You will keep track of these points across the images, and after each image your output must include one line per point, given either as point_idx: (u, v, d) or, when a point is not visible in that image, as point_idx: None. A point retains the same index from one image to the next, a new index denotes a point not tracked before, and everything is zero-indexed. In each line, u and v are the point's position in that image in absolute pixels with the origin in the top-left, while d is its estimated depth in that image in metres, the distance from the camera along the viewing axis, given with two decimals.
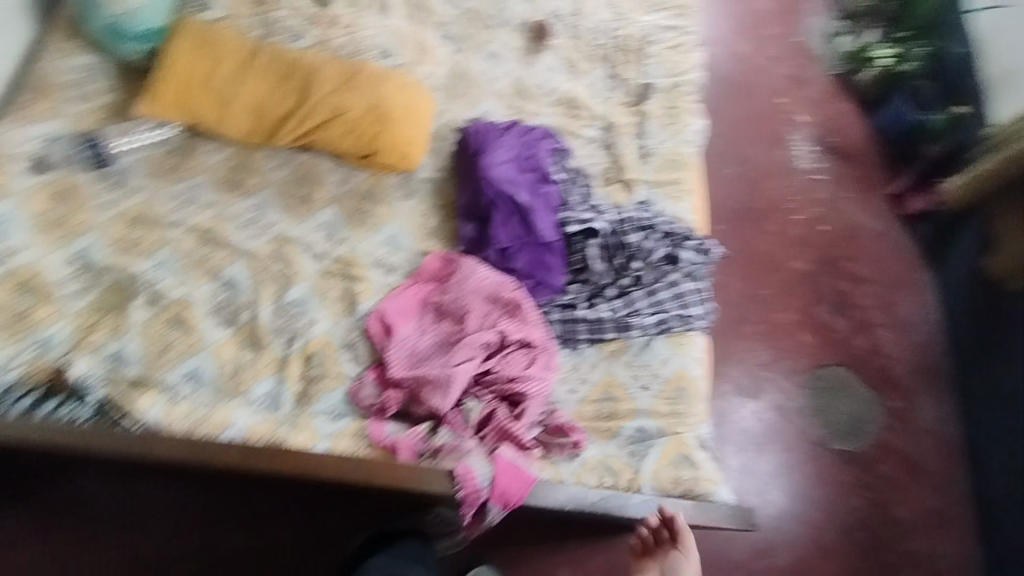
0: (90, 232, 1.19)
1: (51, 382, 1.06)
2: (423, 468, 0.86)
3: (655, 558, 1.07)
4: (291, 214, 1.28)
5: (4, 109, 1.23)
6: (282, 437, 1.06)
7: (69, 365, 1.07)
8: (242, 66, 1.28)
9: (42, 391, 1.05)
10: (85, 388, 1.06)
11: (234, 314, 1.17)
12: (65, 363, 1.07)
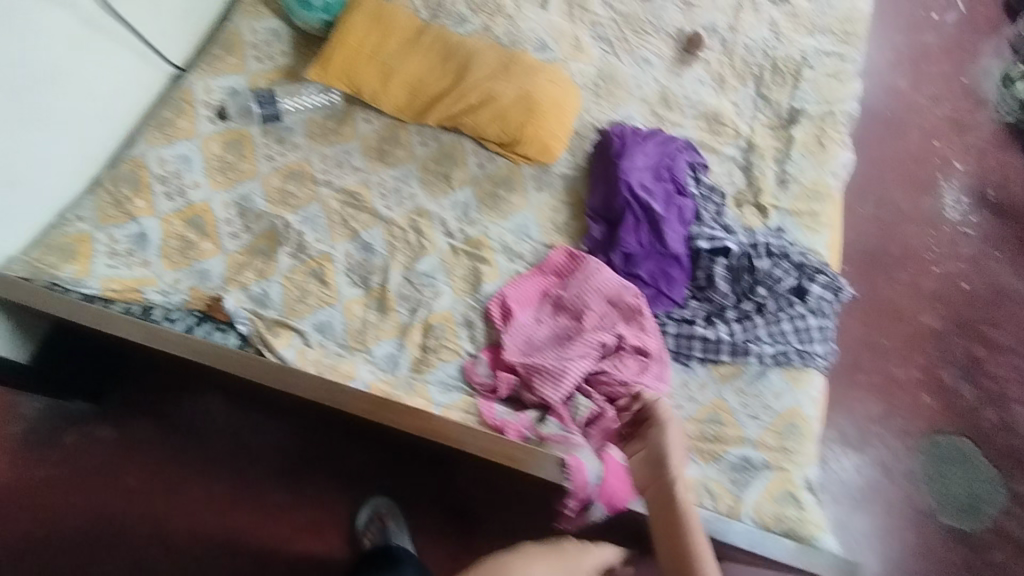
0: (252, 180, 1.29)
1: (206, 309, 1.15)
2: (538, 451, 0.88)
3: (640, 440, 0.92)
4: (430, 190, 1.34)
5: (198, 58, 1.35)
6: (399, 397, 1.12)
7: (224, 296, 1.16)
8: (408, 43, 1.33)
9: (198, 315, 1.14)
10: (234, 321, 1.14)
11: (366, 276, 1.24)
12: (220, 295, 1.16)
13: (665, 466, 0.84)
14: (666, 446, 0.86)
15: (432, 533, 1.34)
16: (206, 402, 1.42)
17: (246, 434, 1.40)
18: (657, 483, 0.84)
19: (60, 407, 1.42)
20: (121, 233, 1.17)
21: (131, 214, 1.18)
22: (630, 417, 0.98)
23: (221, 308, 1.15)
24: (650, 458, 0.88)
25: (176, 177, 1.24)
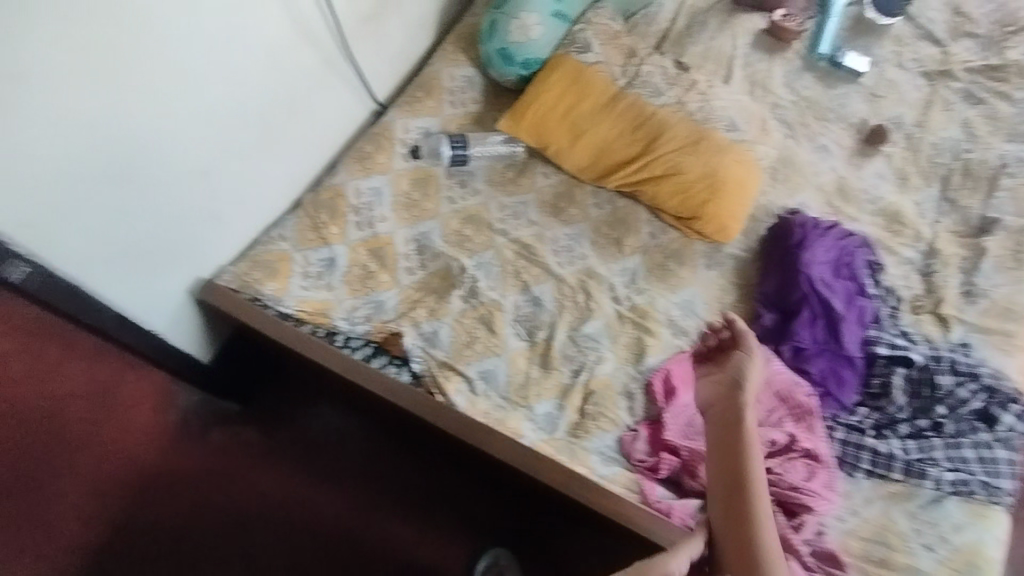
0: (433, 219, 1.33)
1: (382, 341, 1.16)
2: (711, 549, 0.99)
3: (717, 365, 0.99)
4: (601, 253, 1.34)
5: (398, 97, 1.41)
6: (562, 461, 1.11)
7: (403, 333, 1.18)
8: (602, 107, 1.36)
9: (375, 346, 1.15)
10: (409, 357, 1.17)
11: (532, 330, 1.25)
12: (398, 330, 1.18)
13: (742, 391, 0.92)
14: (745, 375, 0.93)
15: None
16: (328, 412, 1.48)
17: (370, 448, 1.45)
18: (731, 401, 0.91)
19: (213, 403, 1.50)
20: (314, 256, 1.21)
21: (325, 239, 1.22)
22: (716, 340, 1.03)
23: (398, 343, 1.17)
24: (726, 383, 0.94)
25: (368, 209, 1.27)
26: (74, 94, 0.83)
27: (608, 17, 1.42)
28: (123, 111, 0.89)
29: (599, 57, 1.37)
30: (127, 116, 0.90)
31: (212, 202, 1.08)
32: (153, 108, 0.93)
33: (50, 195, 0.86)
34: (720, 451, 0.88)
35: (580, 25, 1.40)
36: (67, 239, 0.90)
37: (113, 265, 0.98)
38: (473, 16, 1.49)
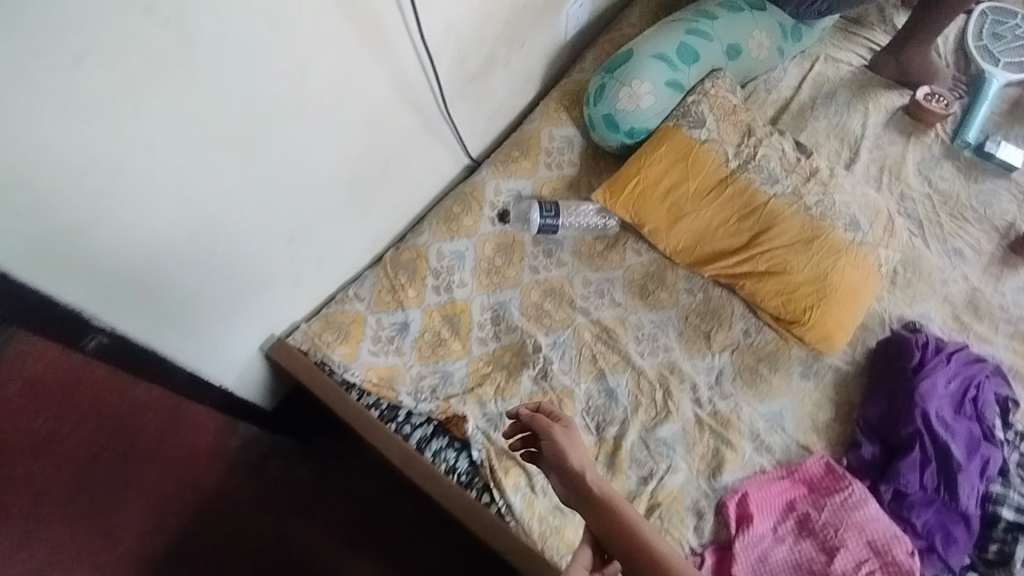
0: (513, 288, 1.28)
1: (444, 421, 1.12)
2: None
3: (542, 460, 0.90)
4: (688, 346, 1.25)
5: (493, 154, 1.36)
6: None
7: (467, 413, 1.13)
8: (707, 190, 1.25)
9: (436, 427, 1.11)
10: (468, 442, 1.10)
11: (602, 424, 1.18)
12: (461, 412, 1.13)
13: (570, 460, 0.86)
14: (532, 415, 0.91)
15: None
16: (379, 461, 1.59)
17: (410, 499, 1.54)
18: (569, 477, 0.85)
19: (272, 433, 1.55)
20: (388, 319, 1.17)
21: (400, 302, 1.19)
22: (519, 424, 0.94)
23: (461, 426, 1.12)
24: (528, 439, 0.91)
25: (448, 273, 1.23)
26: (176, 177, 0.79)
27: (726, 88, 1.31)
28: (222, 189, 0.86)
29: (712, 134, 1.27)
30: (222, 189, 0.86)
31: (291, 264, 1.06)
32: (250, 181, 0.89)
33: (142, 270, 0.83)
34: (600, 528, 0.81)
35: (695, 95, 1.29)
36: (152, 309, 0.88)
37: (194, 330, 0.97)
38: (580, 73, 1.43)
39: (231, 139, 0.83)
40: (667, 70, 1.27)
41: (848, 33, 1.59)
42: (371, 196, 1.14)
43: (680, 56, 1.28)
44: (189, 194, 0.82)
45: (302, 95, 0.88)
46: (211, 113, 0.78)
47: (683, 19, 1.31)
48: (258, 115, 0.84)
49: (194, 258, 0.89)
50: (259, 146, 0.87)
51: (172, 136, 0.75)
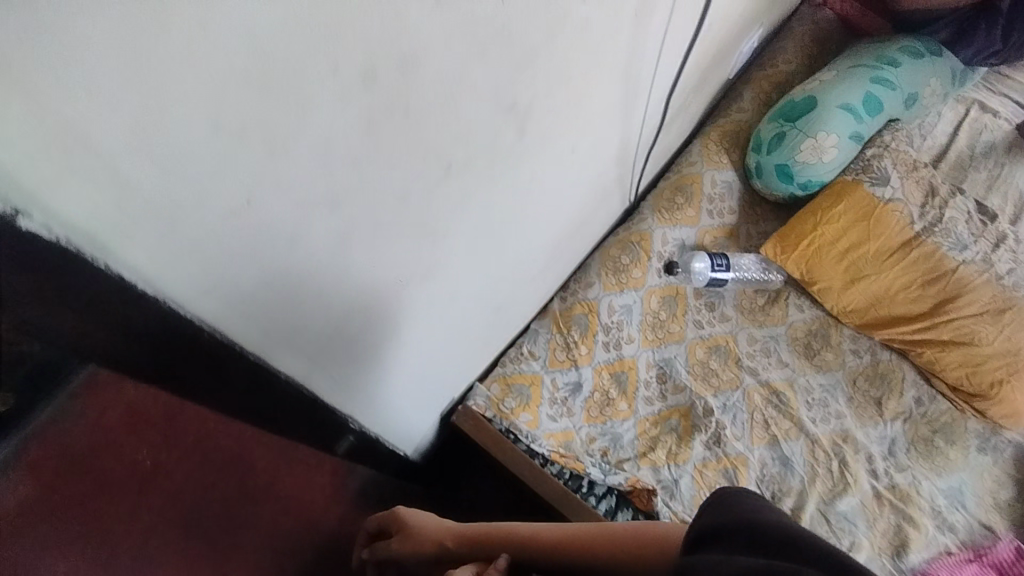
0: (677, 344, 1.22)
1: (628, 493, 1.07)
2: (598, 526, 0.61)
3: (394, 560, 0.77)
4: (859, 413, 1.20)
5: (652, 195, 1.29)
6: None
7: (651, 486, 1.07)
8: (889, 252, 1.19)
9: (620, 498, 1.06)
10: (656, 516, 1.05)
11: (778, 494, 1.12)
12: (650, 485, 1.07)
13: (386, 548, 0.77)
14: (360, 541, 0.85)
15: None
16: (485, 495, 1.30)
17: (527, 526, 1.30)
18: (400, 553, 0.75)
19: None
20: (562, 379, 1.10)
21: (574, 361, 1.12)
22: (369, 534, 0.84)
23: (649, 501, 1.06)
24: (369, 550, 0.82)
25: (618, 328, 1.17)
26: (475, 265, 0.68)
27: (904, 141, 1.25)
28: (497, 265, 0.75)
29: (896, 193, 1.20)
30: (493, 273, 0.76)
31: (498, 324, 0.97)
32: (511, 259, 0.79)
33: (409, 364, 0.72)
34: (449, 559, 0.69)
35: (876, 149, 1.22)
36: (399, 396, 0.77)
37: (418, 406, 0.86)
38: (739, 112, 1.35)
39: (524, 215, 0.72)
40: (853, 122, 1.19)
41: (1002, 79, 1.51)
42: (568, 246, 1.04)
43: (866, 106, 1.20)
44: (471, 281, 0.71)
45: (581, 165, 0.79)
46: (523, 196, 0.67)
47: (866, 66, 1.23)
48: (548, 189, 0.73)
49: (442, 348, 0.78)
50: (526, 230, 0.76)
51: (487, 232, 0.65)
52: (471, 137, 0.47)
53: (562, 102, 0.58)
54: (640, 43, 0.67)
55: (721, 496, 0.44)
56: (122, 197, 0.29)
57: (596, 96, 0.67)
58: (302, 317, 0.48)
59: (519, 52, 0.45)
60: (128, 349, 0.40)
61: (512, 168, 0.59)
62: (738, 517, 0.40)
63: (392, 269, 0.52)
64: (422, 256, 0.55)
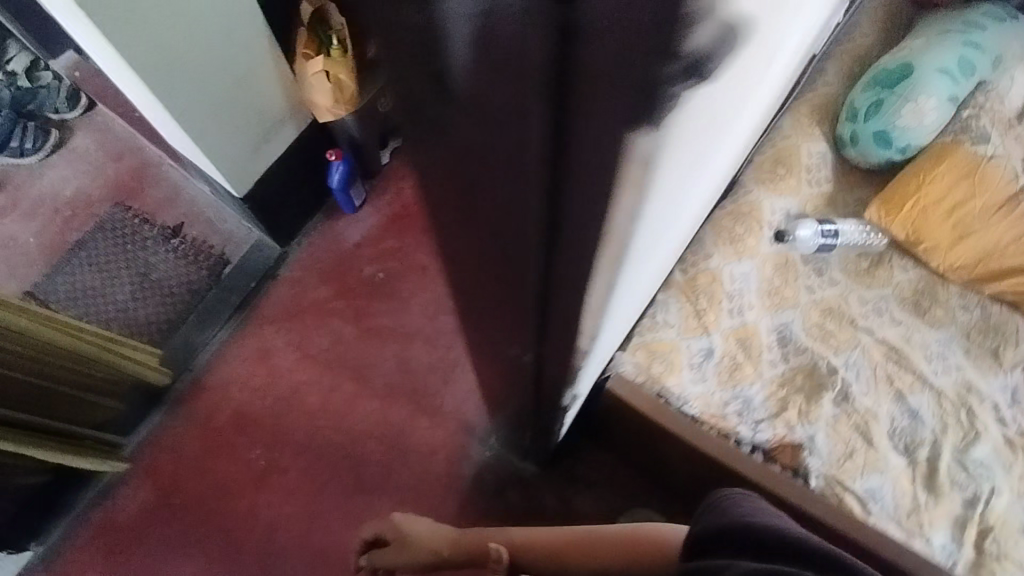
0: (793, 309, 1.25)
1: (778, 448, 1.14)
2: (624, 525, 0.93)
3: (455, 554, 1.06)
4: (978, 364, 1.23)
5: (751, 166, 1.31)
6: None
7: (800, 441, 1.13)
8: (997, 206, 1.25)
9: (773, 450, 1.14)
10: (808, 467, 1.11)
11: (911, 445, 1.16)
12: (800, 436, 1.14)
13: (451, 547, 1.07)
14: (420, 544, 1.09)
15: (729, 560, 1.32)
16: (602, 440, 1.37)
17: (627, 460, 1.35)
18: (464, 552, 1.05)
19: (507, 462, 1.46)
20: (696, 346, 1.14)
21: (704, 327, 1.15)
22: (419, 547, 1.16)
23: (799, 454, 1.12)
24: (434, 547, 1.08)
25: (739, 296, 1.21)
26: (678, 225, 0.73)
27: (997, 102, 1.30)
28: (682, 228, 0.80)
29: (997, 150, 1.26)
30: (678, 235, 0.81)
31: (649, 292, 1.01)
32: (688, 222, 0.83)
33: (616, 324, 0.76)
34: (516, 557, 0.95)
35: (970, 110, 1.28)
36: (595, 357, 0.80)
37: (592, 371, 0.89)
38: (825, 85, 1.39)
39: (714, 180, 0.77)
40: (949, 84, 1.25)
41: None
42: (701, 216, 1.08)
43: (960, 68, 1.26)
44: (670, 240, 0.75)
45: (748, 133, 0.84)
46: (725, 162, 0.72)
47: (955, 32, 1.28)
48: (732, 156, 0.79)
49: (629, 308, 0.82)
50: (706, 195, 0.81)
51: (700, 193, 0.70)
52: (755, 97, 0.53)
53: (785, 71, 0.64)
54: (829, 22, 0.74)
55: (719, 510, 0.64)
56: (700, 120, 0.30)
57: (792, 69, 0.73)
58: (641, 263, 0.52)
59: (812, 15, 0.50)
60: (561, 288, 0.40)
61: (739, 131, 0.64)
62: (732, 525, 0.59)
63: (671, 221, 0.56)
64: (683, 208, 0.59)
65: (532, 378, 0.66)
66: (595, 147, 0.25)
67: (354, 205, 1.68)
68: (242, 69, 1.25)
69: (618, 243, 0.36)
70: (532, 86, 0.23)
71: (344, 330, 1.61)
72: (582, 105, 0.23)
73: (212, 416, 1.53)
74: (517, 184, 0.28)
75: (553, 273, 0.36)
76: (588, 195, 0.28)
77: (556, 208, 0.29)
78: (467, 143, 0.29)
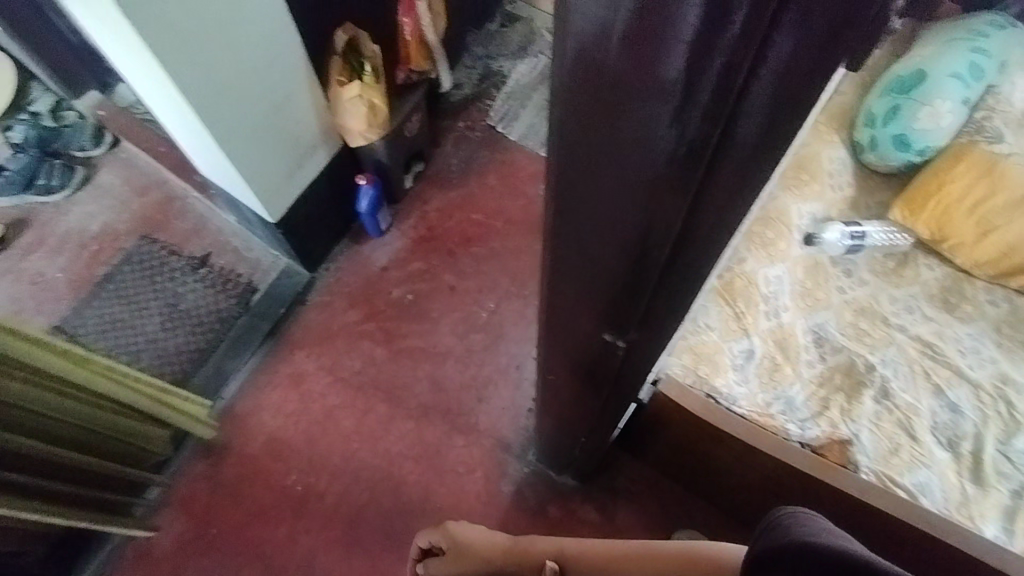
0: (826, 309, 1.28)
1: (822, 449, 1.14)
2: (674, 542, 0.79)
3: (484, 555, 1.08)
4: (1011, 357, 1.26)
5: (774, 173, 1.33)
6: None
7: (845, 440, 1.13)
8: (1017, 202, 1.26)
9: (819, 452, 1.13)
10: (856, 466, 1.11)
11: (954, 439, 1.17)
12: (845, 437, 1.14)
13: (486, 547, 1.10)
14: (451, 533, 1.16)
15: None
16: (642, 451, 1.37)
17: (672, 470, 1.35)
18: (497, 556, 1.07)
19: (547, 477, 1.45)
20: (737, 348, 1.15)
21: (744, 330, 1.17)
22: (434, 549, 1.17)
23: (844, 452, 1.12)
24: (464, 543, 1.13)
25: (774, 298, 1.23)
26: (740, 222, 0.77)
27: (1006, 101, 1.33)
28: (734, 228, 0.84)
29: (1013, 148, 1.28)
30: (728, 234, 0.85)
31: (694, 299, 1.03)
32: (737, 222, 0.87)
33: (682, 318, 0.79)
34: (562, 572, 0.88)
35: (983, 112, 1.32)
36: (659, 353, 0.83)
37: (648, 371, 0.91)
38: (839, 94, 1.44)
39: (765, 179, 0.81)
40: (961, 87, 1.30)
41: None
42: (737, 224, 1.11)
43: (970, 71, 1.30)
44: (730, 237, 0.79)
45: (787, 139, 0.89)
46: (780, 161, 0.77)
47: (963, 36, 1.32)
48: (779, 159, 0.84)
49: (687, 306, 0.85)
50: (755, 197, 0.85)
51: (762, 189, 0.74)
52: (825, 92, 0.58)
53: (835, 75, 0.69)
54: None
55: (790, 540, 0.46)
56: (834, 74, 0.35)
57: None
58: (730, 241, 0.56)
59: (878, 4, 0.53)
60: (687, 241, 0.43)
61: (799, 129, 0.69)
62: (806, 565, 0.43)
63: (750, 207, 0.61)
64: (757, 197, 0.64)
65: (614, 369, 0.67)
66: (795, 60, 0.28)
67: (380, 229, 1.71)
68: (278, 96, 1.28)
69: (758, 181, 0.39)
70: (756, 7, 0.26)
71: (375, 352, 1.61)
72: (793, 21, 0.26)
73: (247, 443, 1.52)
74: (700, 109, 0.32)
75: (700, 204, 0.39)
76: (769, 111, 0.31)
77: (731, 129, 0.33)
78: (643, 85, 0.32)
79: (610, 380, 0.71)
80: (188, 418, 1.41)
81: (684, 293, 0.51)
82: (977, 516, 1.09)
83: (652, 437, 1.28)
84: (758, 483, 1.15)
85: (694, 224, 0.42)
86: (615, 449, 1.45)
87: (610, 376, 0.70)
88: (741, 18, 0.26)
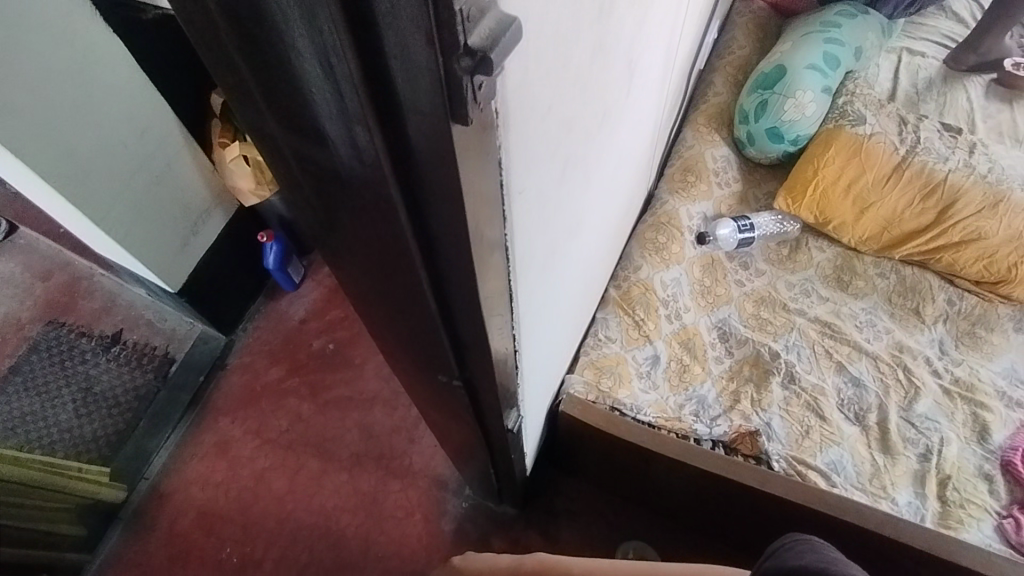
0: (728, 304, 1.32)
1: (734, 444, 1.16)
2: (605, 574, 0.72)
3: None
4: (903, 325, 1.32)
5: (661, 181, 1.37)
6: (953, 513, 1.09)
7: (755, 431, 1.16)
8: (886, 177, 1.34)
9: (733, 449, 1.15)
10: (768, 457, 1.14)
11: (861, 413, 1.21)
12: (755, 428, 1.16)
13: None
14: None
15: (736, 556, 1.33)
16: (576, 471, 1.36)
17: (608, 485, 1.34)
18: None
19: (487, 509, 1.43)
20: (641, 356, 1.17)
21: (647, 337, 1.18)
22: None
23: (755, 443, 1.15)
24: None
25: (674, 300, 1.25)
26: (590, 240, 0.79)
27: (864, 86, 1.41)
28: (596, 243, 0.85)
29: (875, 127, 1.35)
30: (594, 251, 0.86)
31: (584, 311, 1.05)
32: (603, 237, 0.89)
33: (550, 343, 0.79)
34: None
35: (845, 97, 1.39)
36: (538, 378, 0.83)
37: (541, 394, 0.92)
38: (715, 96, 1.50)
39: (614, 193, 0.84)
40: (820, 77, 1.37)
41: (916, 26, 1.69)
42: (619, 232, 1.15)
43: (826, 62, 1.39)
44: (587, 256, 0.81)
45: (638, 148, 0.92)
46: (616, 175, 0.79)
47: (815, 32, 1.42)
48: (625, 170, 0.86)
49: (562, 329, 0.85)
50: (612, 209, 0.88)
51: (600, 207, 0.76)
52: (609, 111, 0.61)
53: (639, 87, 0.73)
54: (672, 43, 0.86)
55: None
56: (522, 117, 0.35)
57: (653, 82, 0.82)
58: (538, 270, 0.57)
59: (634, 31, 0.58)
60: (462, 297, 0.43)
61: (616, 145, 0.72)
62: None
63: (565, 231, 0.62)
64: (577, 219, 0.65)
65: (471, 407, 0.67)
66: (426, 130, 0.28)
67: (293, 282, 1.69)
68: (157, 166, 1.26)
69: (491, 245, 0.39)
70: (358, 84, 0.26)
71: (302, 407, 1.58)
72: (402, 88, 0.26)
73: (176, 521, 1.46)
74: (376, 179, 0.32)
75: (444, 260, 0.39)
76: (438, 183, 0.31)
77: (420, 189, 0.33)
78: (326, 146, 0.33)
79: (482, 419, 0.71)
80: (89, 484, 1.40)
81: (490, 351, 0.51)
82: (890, 486, 1.12)
83: (578, 459, 1.27)
84: (683, 491, 1.15)
85: (447, 285, 0.42)
86: (549, 470, 1.45)
87: (478, 415, 0.70)
88: (348, 85, 0.27)
